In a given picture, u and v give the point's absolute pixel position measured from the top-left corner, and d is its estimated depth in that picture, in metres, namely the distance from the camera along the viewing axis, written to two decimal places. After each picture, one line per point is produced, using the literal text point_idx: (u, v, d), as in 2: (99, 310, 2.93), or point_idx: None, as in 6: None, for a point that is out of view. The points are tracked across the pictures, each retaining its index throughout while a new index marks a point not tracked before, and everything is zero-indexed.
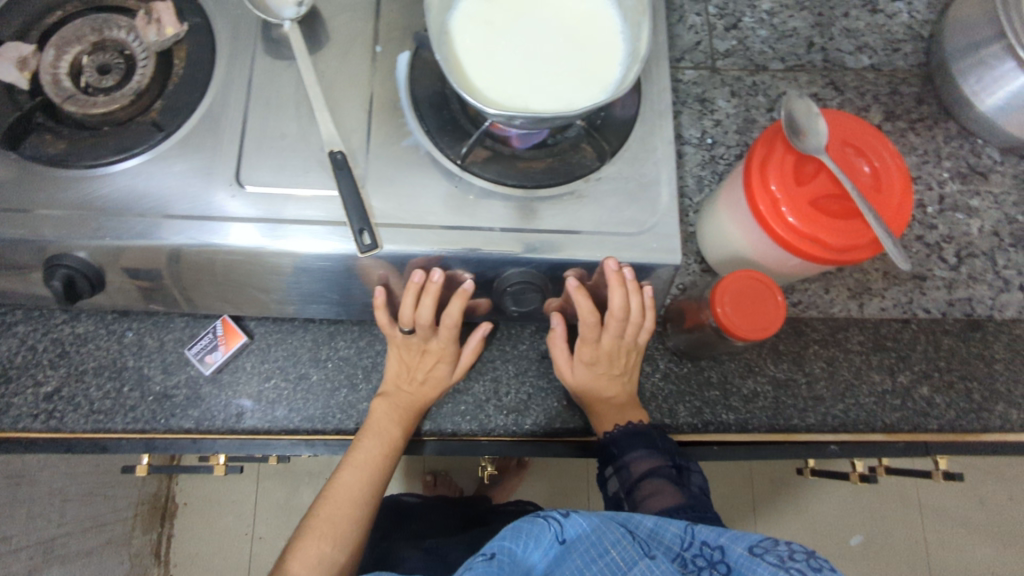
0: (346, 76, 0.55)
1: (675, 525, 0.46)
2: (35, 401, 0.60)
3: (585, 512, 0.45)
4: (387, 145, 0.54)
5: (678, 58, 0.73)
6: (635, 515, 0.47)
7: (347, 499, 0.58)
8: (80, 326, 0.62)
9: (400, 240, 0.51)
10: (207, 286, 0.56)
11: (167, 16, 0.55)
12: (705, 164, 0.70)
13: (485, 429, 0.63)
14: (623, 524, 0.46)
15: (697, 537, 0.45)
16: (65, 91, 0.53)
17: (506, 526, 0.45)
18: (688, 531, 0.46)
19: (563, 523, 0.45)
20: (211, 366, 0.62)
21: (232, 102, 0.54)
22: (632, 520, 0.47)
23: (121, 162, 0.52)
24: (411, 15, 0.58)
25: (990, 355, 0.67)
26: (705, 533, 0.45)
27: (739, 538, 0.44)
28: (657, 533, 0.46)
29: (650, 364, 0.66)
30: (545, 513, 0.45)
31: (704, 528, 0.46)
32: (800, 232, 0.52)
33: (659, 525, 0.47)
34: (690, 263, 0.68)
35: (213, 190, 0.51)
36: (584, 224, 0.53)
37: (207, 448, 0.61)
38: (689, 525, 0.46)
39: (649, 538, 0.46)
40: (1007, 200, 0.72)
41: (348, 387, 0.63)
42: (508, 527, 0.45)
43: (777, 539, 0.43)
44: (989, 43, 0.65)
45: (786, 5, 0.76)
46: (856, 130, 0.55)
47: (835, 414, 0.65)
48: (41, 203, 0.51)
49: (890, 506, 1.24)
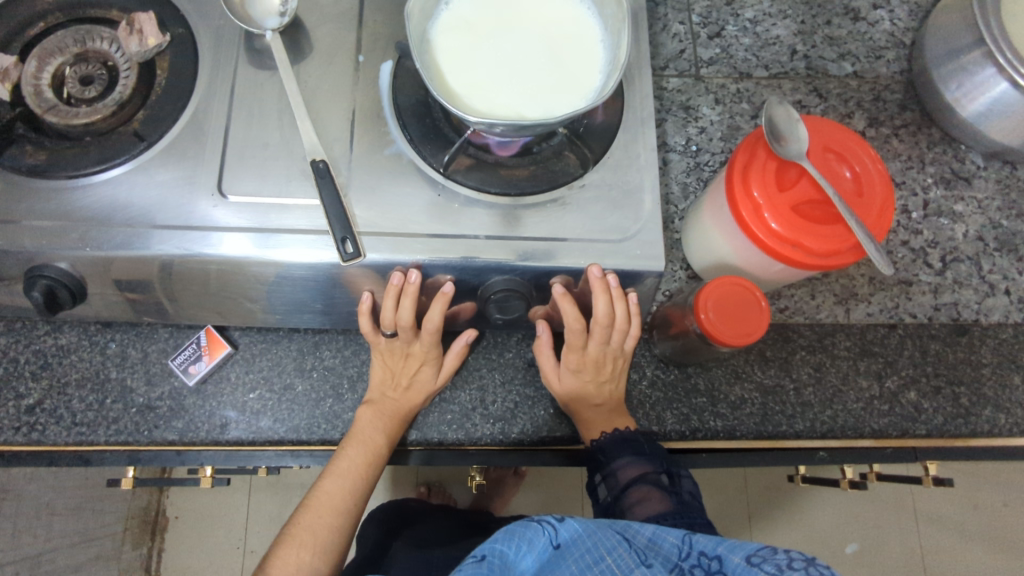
0: (329, 85, 0.56)
1: (674, 535, 0.46)
2: (16, 414, 0.59)
3: (581, 518, 0.46)
4: (370, 154, 0.54)
5: (662, 66, 0.73)
6: (634, 526, 0.47)
7: (329, 508, 0.57)
8: (63, 337, 0.62)
9: (383, 249, 0.51)
10: (190, 296, 0.56)
11: (149, 27, 0.54)
12: (690, 171, 0.70)
13: (472, 438, 0.62)
14: (621, 532, 0.46)
15: (696, 547, 0.44)
16: (47, 102, 0.53)
17: (500, 529, 0.45)
18: (686, 541, 0.45)
19: (558, 528, 0.45)
20: (195, 377, 0.61)
21: (214, 112, 0.54)
22: (631, 530, 0.47)
23: (102, 172, 0.52)
24: (394, 25, 0.58)
25: (977, 360, 0.67)
26: (703, 543, 0.45)
27: (737, 548, 0.43)
28: (654, 542, 0.46)
29: (637, 371, 0.66)
30: (540, 518, 0.45)
31: (702, 538, 0.45)
32: (783, 237, 0.52)
33: (657, 533, 0.46)
34: (676, 270, 0.68)
35: (195, 199, 0.51)
36: (568, 231, 0.53)
37: (191, 460, 0.62)
38: (687, 535, 0.46)
39: (646, 548, 0.45)
40: (991, 205, 0.72)
41: (333, 398, 0.63)
42: (502, 531, 0.45)
43: (777, 549, 0.42)
44: (969, 51, 0.66)
45: (769, 14, 0.76)
46: (837, 135, 0.55)
47: (823, 420, 0.65)
48: (21, 214, 0.50)
49: (885, 513, 1.23)
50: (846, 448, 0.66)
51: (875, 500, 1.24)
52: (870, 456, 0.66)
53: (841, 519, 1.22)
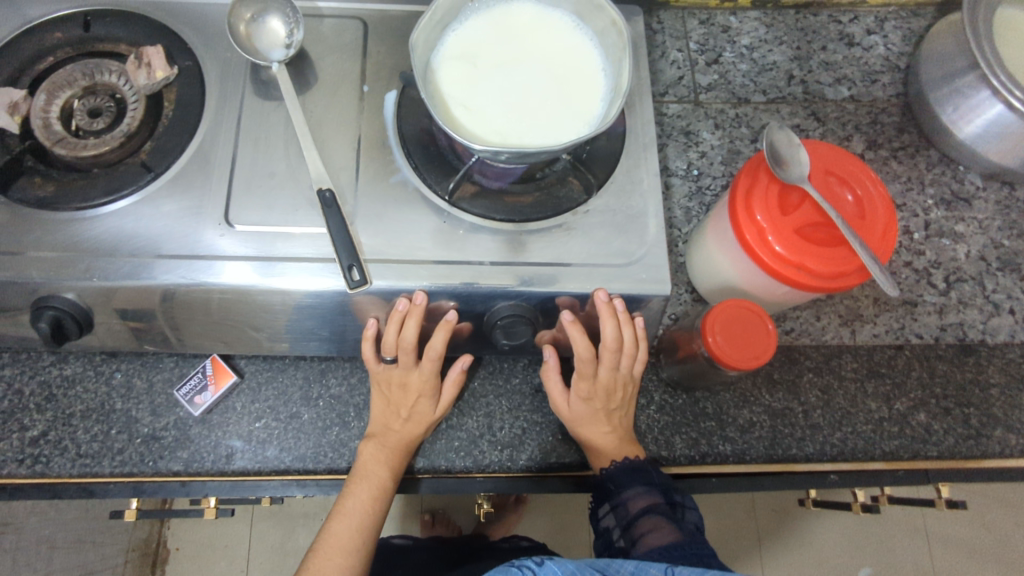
0: (335, 115, 0.56)
1: (655, 567, 0.46)
2: (20, 446, 0.58)
3: (559, 561, 0.47)
4: (377, 182, 0.54)
5: (662, 92, 0.74)
6: (615, 562, 0.48)
7: (339, 549, 0.57)
8: (68, 368, 0.62)
9: (389, 276, 0.51)
10: (197, 324, 0.56)
11: (157, 60, 0.56)
12: (692, 196, 0.70)
13: (480, 466, 0.62)
14: (599, 569, 0.47)
15: None
16: (55, 134, 0.53)
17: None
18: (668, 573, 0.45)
19: (538, 571, 0.46)
20: (200, 407, 0.61)
21: (222, 142, 0.55)
22: (612, 566, 0.47)
23: (110, 204, 0.52)
24: (399, 55, 0.59)
25: (985, 380, 0.67)
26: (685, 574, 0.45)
27: None
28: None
29: (645, 396, 0.65)
30: (520, 564, 0.47)
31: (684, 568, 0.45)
32: (788, 260, 0.52)
33: (640, 567, 0.46)
34: (682, 293, 0.68)
35: (202, 229, 0.52)
36: (573, 256, 0.53)
37: (197, 491, 0.61)
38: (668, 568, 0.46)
39: None
40: (991, 225, 0.73)
41: (339, 426, 0.62)
42: None
43: None
44: (964, 74, 0.67)
45: (765, 40, 0.78)
46: (837, 159, 0.56)
47: (833, 442, 0.64)
48: (30, 245, 0.51)
49: (895, 536, 1.22)
50: (857, 471, 0.65)
51: (885, 524, 1.22)
52: (882, 479, 0.65)
53: (853, 544, 1.20)
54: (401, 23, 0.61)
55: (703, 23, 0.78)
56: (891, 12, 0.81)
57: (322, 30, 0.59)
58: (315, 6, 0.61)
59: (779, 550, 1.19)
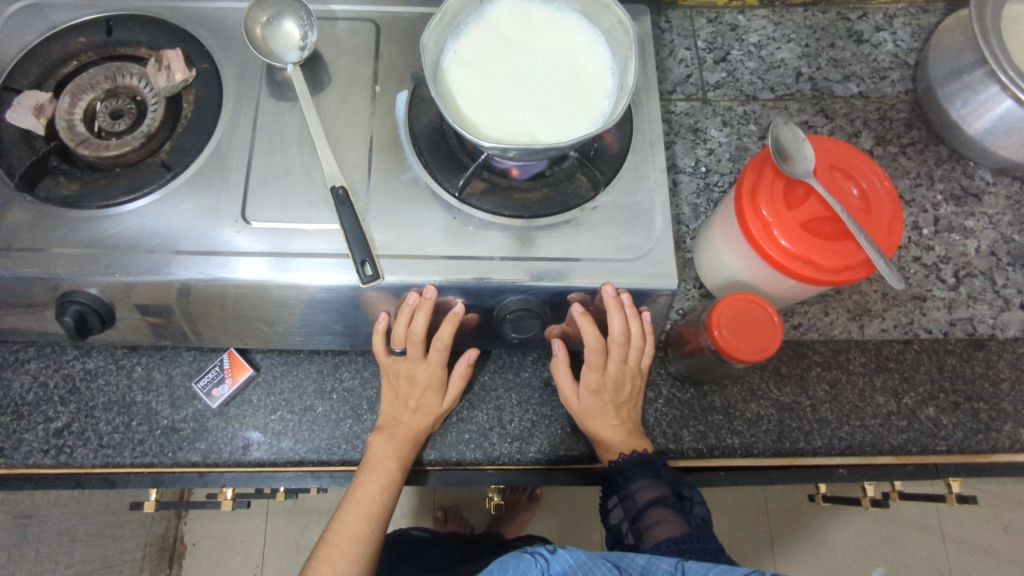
0: (349, 115, 0.58)
1: (666, 562, 0.47)
2: (45, 437, 0.60)
3: (572, 549, 0.47)
4: (389, 180, 0.55)
5: (669, 90, 0.75)
6: (628, 554, 0.48)
7: (348, 538, 0.59)
8: (91, 361, 0.64)
9: (400, 271, 0.52)
10: (215, 319, 0.58)
11: (176, 62, 0.57)
12: (700, 192, 0.71)
13: (489, 458, 0.63)
14: (613, 562, 0.47)
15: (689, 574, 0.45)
16: (79, 136, 0.55)
17: (495, 563, 0.49)
18: (679, 569, 0.46)
19: (549, 560, 0.47)
20: (218, 399, 0.63)
21: (238, 141, 0.56)
22: (625, 558, 0.48)
23: (131, 202, 0.54)
24: (411, 56, 0.61)
25: (994, 375, 0.67)
26: (696, 570, 0.46)
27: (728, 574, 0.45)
28: (648, 570, 0.46)
29: (652, 390, 0.66)
30: (532, 551, 0.48)
31: (694, 564, 0.46)
32: (793, 254, 0.53)
33: (650, 562, 0.47)
34: (690, 288, 0.68)
35: (220, 226, 0.53)
36: (581, 251, 0.54)
37: (214, 481, 0.62)
38: (679, 562, 0.47)
39: None
40: (1002, 221, 0.73)
41: (352, 419, 0.64)
42: (498, 565, 0.48)
43: None
44: (972, 69, 0.68)
45: (773, 38, 0.78)
46: (843, 154, 0.56)
47: (841, 436, 0.65)
48: (54, 242, 0.52)
49: (910, 536, 1.21)
50: (865, 465, 0.65)
51: (899, 523, 1.22)
52: (890, 473, 0.65)
53: (866, 544, 1.19)
54: (412, 24, 0.62)
55: (711, 22, 0.79)
56: (900, 9, 0.81)
57: (335, 32, 0.61)
58: (328, 9, 0.62)
59: (792, 549, 1.18)
